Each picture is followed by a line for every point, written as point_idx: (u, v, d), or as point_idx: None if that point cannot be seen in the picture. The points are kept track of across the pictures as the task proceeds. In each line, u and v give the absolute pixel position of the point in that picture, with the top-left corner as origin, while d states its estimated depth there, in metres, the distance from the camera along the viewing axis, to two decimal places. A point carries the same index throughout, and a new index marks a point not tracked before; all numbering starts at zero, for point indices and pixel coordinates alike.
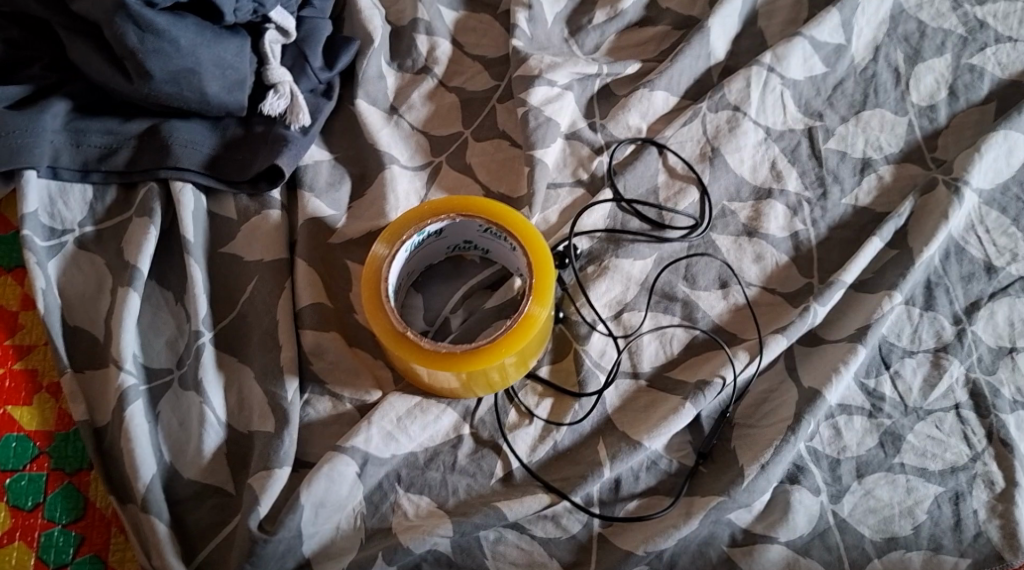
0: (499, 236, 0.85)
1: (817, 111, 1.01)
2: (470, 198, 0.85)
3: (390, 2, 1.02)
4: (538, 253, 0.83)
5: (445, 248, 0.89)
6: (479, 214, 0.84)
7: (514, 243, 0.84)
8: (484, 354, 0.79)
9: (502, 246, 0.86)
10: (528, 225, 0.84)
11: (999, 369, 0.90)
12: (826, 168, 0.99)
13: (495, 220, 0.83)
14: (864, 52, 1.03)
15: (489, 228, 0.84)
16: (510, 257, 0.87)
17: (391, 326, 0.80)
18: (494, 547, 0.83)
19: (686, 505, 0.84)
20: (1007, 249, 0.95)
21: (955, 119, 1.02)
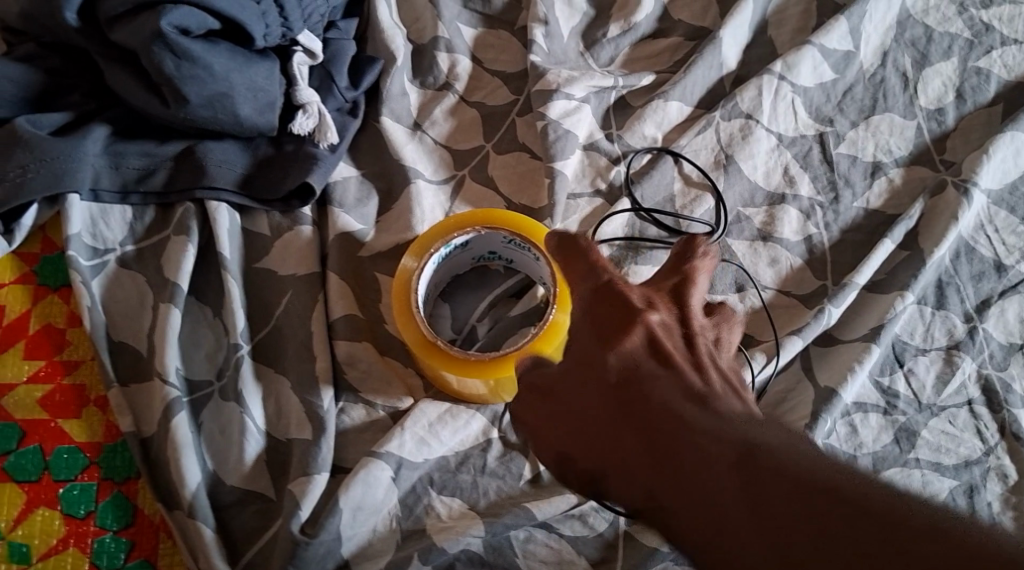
0: (521, 247, 0.88)
1: (828, 117, 1.04)
2: (493, 211, 0.88)
3: (410, 21, 1.06)
4: None
5: (470, 259, 0.92)
6: (503, 227, 0.87)
7: (537, 253, 0.87)
8: (513, 360, 0.82)
9: (523, 257, 0.89)
10: None
11: (1010, 365, 0.93)
12: (838, 173, 1.01)
13: (518, 232, 0.87)
14: (872, 57, 1.06)
15: (513, 240, 0.88)
16: (533, 267, 0.91)
17: (422, 335, 0.84)
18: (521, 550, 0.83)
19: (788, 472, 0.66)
20: (1017, 248, 0.98)
21: (962, 122, 1.04)
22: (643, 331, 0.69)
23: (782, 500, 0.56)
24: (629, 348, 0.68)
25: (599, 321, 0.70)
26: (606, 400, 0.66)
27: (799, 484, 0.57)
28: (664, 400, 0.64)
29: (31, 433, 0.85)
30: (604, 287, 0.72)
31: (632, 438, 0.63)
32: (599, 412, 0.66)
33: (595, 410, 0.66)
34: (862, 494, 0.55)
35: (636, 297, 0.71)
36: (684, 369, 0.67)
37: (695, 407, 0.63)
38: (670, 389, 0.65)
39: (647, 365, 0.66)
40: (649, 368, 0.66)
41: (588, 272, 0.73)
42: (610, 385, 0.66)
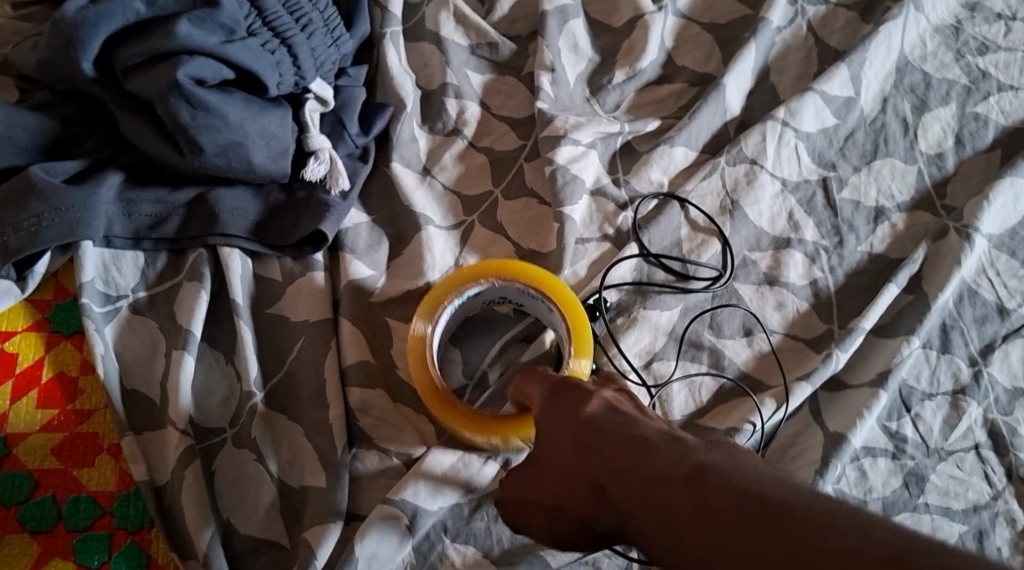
0: (532, 295, 0.89)
1: (831, 162, 1.05)
2: (506, 262, 0.89)
3: (419, 67, 1.07)
4: (574, 315, 0.87)
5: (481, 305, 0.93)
6: (516, 277, 0.88)
7: (550, 305, 0.88)
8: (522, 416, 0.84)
9: (537, 306, 0.90)
10: (563, 288, 0.88)
11: (1016, 410, 0.94)
12: (841, 218, 1.03)
13: (530, 284, 0.88)
14: (873, 103, 1.08)
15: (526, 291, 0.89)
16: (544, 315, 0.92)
17: (439, 394, 0.85)
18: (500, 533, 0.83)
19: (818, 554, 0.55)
20: (1018, 292, 0.99)
21: (962, 166, 1.06)
22: (601, 401, 0.73)
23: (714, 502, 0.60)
24: (588, 415, 0.71)
25: (561, 413, 0.73)
26: (592, 463, 0.69)
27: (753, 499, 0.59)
28: (650, 453, 0.66)
29: (45, 483, 0.85)
30: (561, 382, 0.77)
31: (603, 474, 0.67)
32: (587, 473, 0.69)
33: (569, 450, 0.71)
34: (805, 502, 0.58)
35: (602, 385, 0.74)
36: (649, 421, 0.70)
37: (675, 453, 0.65)
38: (643, 435, 0.68)
39: (611, 425, 0.70)
40: (625, 427, 0.69)
41: (547, 384, 0.78)
42: (598, 451, 0.68)
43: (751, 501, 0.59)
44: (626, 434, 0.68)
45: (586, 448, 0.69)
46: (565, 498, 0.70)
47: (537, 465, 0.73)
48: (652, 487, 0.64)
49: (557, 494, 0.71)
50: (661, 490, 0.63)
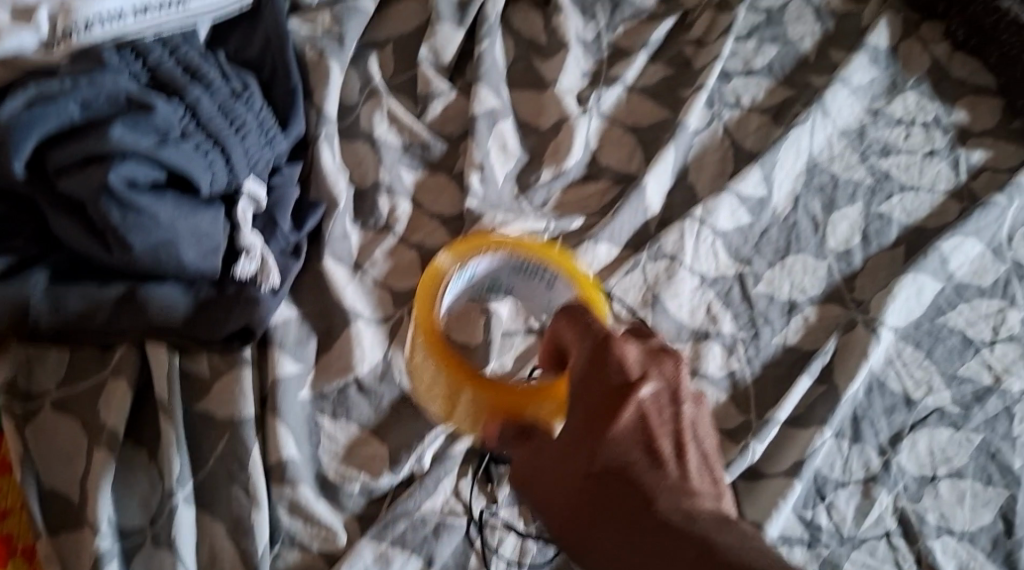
0: (515, 372, 0.91)
1: (746, 258, 1.10)
2: (519, 241, 0.97)
3: (351, 163, 1.09)
4: (584, 292, 0.95)
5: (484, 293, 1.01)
6: (496, 388, 0.89)
7: (553, 277, 0.96)
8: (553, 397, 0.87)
9: (521, 377, 0.92)
10: (567, 261, 0.97)
11: (923, 497, 0.98)
12: (757, 311, 1.07)
13: (536, 256, 0.96)
14: (784, 203, 1.14)
15: (528, 265, 0.96)
16: (539, 296, 0.99)
17: (435, 329, 0.92)
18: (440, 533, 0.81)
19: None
20: (923, 382, 1.04)
21: (869, 263, 1.12)
22: (634, 408, 0.77)
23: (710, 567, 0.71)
24: (618, 441, 0.76)
25: (594, 402, 0.78)
26: (621, 524, 0.74)
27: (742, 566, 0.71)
28: (665, 518, 0.74)
29: None
30: (600, 343, 0.80)
31: (613, 536, 0.75)
32: (598, 526, 0.75)
33: (590, 506, 0.76)
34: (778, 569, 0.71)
35: (633, 366, 0.79)
36: (672, 466, 0.77)
37: (690, 525, 0.74)
38: (665, 495, 0.75)
39: (640, 462, 0.76)
40: (644, 485, 0.75)
41: (585, 352, 0.80)
42: (624, 516, 0.75)
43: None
44: (648, 487, 0.75)
45: (617, 506, 0.75)
46: (590, 554, 0.76)
47: (550, 488, 0.77)
48: (668, 560, 0.72)
49: (585, 548, 0.76)
50: (671, 556, 0.72)
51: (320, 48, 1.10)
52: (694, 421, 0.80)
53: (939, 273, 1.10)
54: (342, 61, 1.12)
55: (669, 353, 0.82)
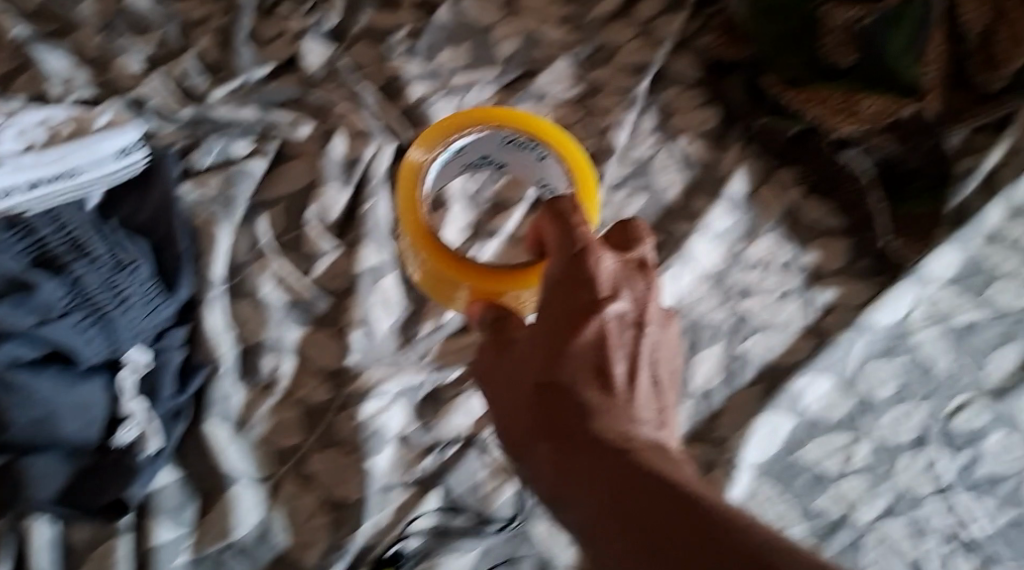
0: (524, 145, 0.97)
1: (712, 288, 1.08)
2: (489, 112, 0.96)
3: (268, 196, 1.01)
4: (579, 173, 0.95)
5: (463, 166, 1.00)
6: (504, 127, 0.95)
7: (545, 152, 0.96)
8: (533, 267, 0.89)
9: (526, 157, 0.98)
10: (566, 141, 0.96)
11: (882, 490, 0.98)
12: (728, 341, 1.05)
13: (526, 130, 0.96)
14: (745, 234, 1.12)
15: (515, 139, 0.96)
16: (529, 165, 1.00)
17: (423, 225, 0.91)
18: (371, 438, 0.88)
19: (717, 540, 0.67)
20: (888, 383, 1.03)
21: (843, 291, 1.09)
22: (599, 325, 0.76)
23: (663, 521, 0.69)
24: (581, 355, 0.76)
25: (567, 305, 0.77)
26: (547, 425, 0.75)
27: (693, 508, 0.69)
28: (602, 433, 0.74)
29: None
30: (573, 257, 0.78)
31: (548, 444, 0.75)
32: (537, 429, 0.76)
33: (538, 431, 0.76)
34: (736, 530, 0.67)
35: (604, 284, 0.77)
36: (624, 393, 0.76)
37: (624, 446, 0.73)
38: (605, 417, 0.75)
39: (579, 408, 0.75)
40: (594, 405, 0.75)
41: (559, 258, 0.79)
42: (544, 400, 0.76)
43: (673, 531, 0.68)
44: (590, 407, 0.75)
45: (537, 374, 0.76)
46: (506, 419, 0.78)
47: (504, 359, 0.79)
48: (584, 461, 0.73)
49: (502, 413, 0.79)
50: (593, 458, 0.73)
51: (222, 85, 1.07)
52: (652, 345, 0.78)
53: (915, 285, 1.07)
54: (262, 103, 1.06)
55: (644, 269, 0.80)
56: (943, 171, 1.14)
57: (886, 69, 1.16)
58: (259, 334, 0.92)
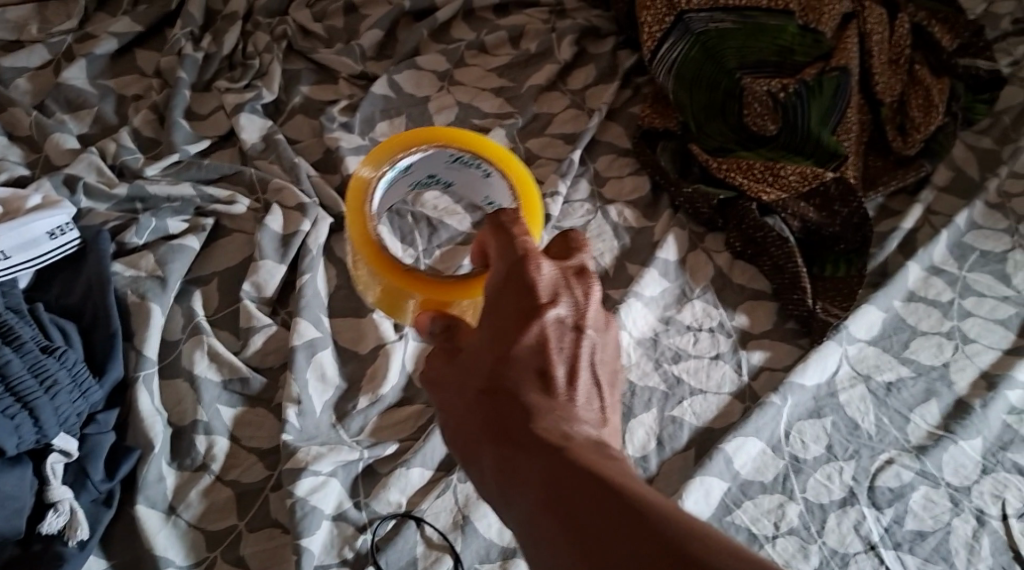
0: (469, 163, 0.92)
1: (647, 353, 1.10)
2: (437, 130, 0.92)
3: (204, 273, 1.02)
4: (525, 192, 0.92)
5: (409, 186, 0.97)
6: (447, 145, 0.91)
7: (488, 168, 0.92)
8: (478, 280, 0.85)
9: (472, 174, 0.94)
10: (513, 162, 0.92)
11: (814, 551, 0.99)
12: (663, 406, 1.07)
13: (468, 148, 0.91)
14: (676, 300, 1.15)
15: (460, 157, 0.92)
16: (475, 184, 0.95)
17: (371, 236, 0.88)
18: (304, 519, 0.87)
19: (645, 533, 0.63)
20: (814, 445, 1.05)
21: (770, 353, 1.12)
22: (539, 330, 0.74)
23: (593, 519, 0.65)
24: (523, 359, 0.73)
25: (510, 310, 0.75)
26: (489, 429, 0.73)
27: (624, 501, 0.65)
28: (541, 433, 0.71)
29: None
30: (515, 263, 0.76)
31: (493, 449, 0.72)
32: (479, 433, 0.74)
33: (483, 434, 0.73)
34: (665, 522, 0.63)
35: (543, 288, 0.75)
36: (566, 394, 0.73)
37: (561, 443, 0.70)
38: (546, 417, 0.72)
39: (522, 412, 0.72)
40: (535, 407, 0.72)
41: (503, 264, 0.77)
42: (487, 403, 0.74)
43: (604, 523, 0.64)
44: (532, 409, 0.72)
45: (482, 378, 0.74)
46: (450, 428, 0.76)
47: (449, 364, 0.77)
48: (521, 460, 0.70)
49: (447, 421, 0.76)
50: (530, 459, 0.70)
51: (157, 164, 1.08)
52: (594, 349, 0.75)
53: (838, 346, 1.11)
54: (199, 180, 1.09)
55: (587, 274, 0.77)
56: (866, 233, 1.17)
57: (804, 137, 1.22)
58: (193, 414, 0.92)
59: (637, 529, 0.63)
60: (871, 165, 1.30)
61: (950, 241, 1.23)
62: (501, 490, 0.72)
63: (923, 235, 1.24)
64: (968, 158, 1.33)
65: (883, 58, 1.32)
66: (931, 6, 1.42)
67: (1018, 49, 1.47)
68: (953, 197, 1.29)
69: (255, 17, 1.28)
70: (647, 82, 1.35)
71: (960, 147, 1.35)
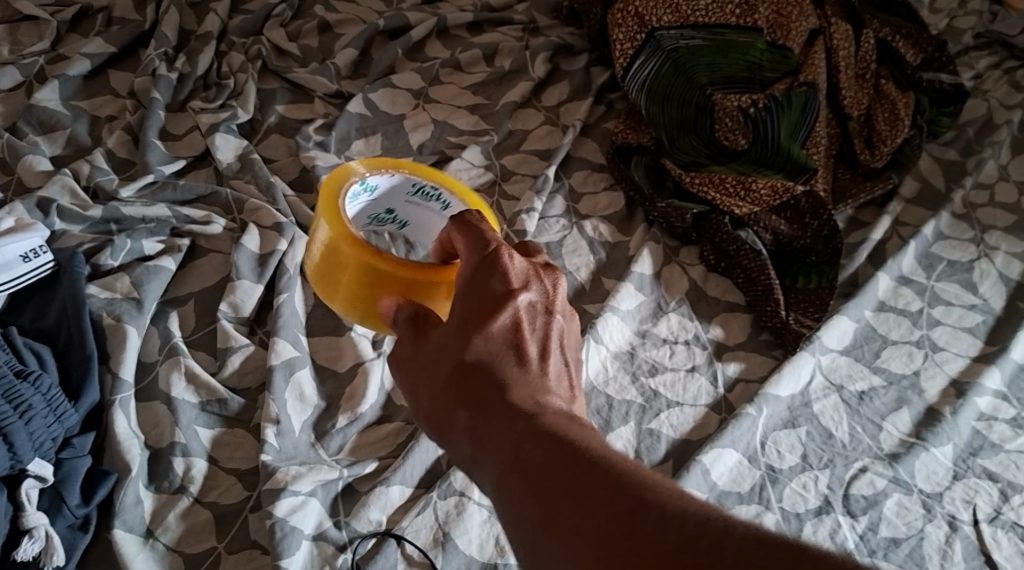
0: (430, 195, 0.94)
1: (624, 366, 1.11)
2: (402, 162, 0.95)
3: (180, 295, 1.02)
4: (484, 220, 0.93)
5: (366, 220, 0.96)
6: (412, 173, 0.93)
7: (449, 198, 0.94)
8: (446, 281, 0.86)
9: (429, 210, 0.96)
10: (471, 195, 0.95)
11: None
12: (641, 417, 1.07)
13: (431, 177, 0.94)
14: (650, 313, 1.16)
15: (421, 187, 0.94)
16: (429, 222, 0.97)
17: (344, 229, 0.88)
18: (284, 539, 0.87)
19: (624, 493, 0.64)
20: (788, 454, 1.06)
21: (745, 364, 1.14)
22: (512, 314, 0.75)
23: (569, 482, 0.66)
24: (493, 336, 0.74)
25: (479, 297, 0.76)
26: (458, 397, 0.74)
27: (601, 463, 0.66)
28: (517, 402, 0.72)
29: None
30: (485, 251, 0.77)
31: (468, 416, 0.73)
32: (448, 402, 0.74)
33: (457, 404, 0.74)
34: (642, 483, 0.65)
35: (513, 275, 0.76)
36: (537, 366, 0.74)
37: (536, 413, 0.71)
38: (521, 388, 0.73)
39: (498, 383, 0.73)
40: (505, 378, 0.73)
41: (472, 255, 0.78)
42: (457, 374, 0.74)
43: (573, 478, 0.66)
44: (507, 381, 0.73)
45: (452, 352, 0.75)
46: (419, 398, 0.76)
47: (420, 343, 0.77)
48: (492, 426, 0.72)
49: (415, 392, 0.77)
50: (501, 425, 0.71)
51: (131, 184, 1.08)
52: (563, 333, 0.77)
53: (811, 355, 1.12)
54: (173, 201, 1.09)
55: (551, 269, 0.80)
56: (836, 245, 1.19)
57: (774, 151, 1.24)
58: (170, 436, 0.92)
59: (615, 489, 0.65)
60: (840, 178, 1.33)
61: (918, 251, 1.25)
62: (476, 456, 0.72)
63: (891, 246, 1.27)
64: (934, 169, 1.36)
65: (849, 73, 1.34)
66: (895, 22, 1.45)
67: (979, 63, 1.52)
68: (920, 208, 1.32)
69: (229, 37, 1.28)
70: (620, 98, 1.38)
71: (926, 158, 1.38)
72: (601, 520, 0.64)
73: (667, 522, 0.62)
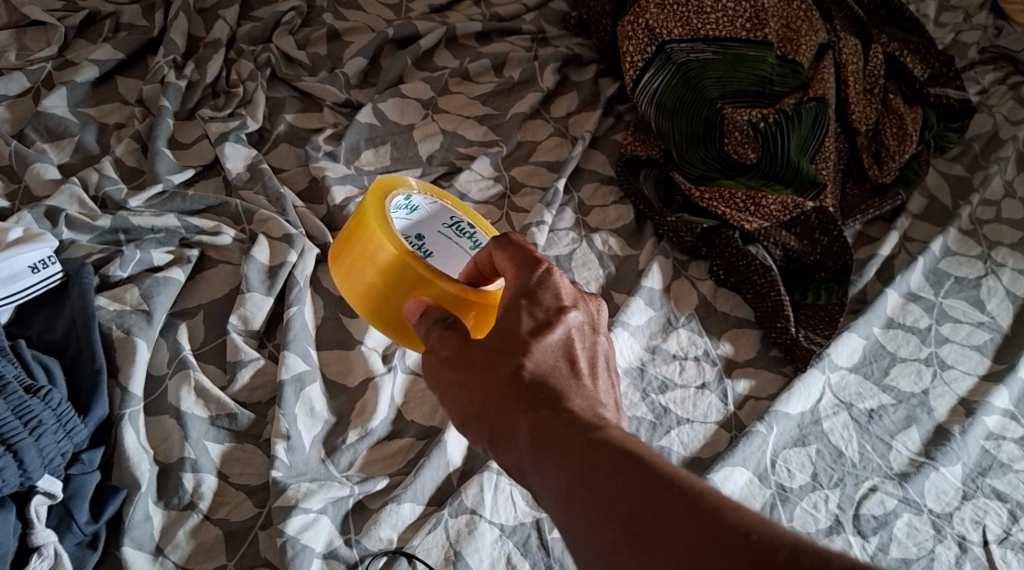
0: (464, 231, 0.93)
1: (633, 381, 1.10)
2: (444, 194, 0.95)
3: (188, 309, 1.01)
4: None
5: None
6: (452, 207, 0.94)
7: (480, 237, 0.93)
8: (478, 306, 0.86)
9: (458, 247, 0.93)
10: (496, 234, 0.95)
11: None
12: (650, 432, 1.07)
13: (467, 214, 0.94)
14: (659, 327, 1.15)
15: (457, 222, 0.93)
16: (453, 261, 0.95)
17: (391, 230, 0.87)
18: (295, 558, 0.86)
19: (705, 513, 0.62)
20: (800, 474, 1.05)
21: (754, 381, 1.13)
22: (564, 330, 0.75)
23: (643, 497, 0.64)
24: (548, 348, 0.74)
25: (534, 311, 0.76)
26: (506, 401, 0.71)
27: (675, 480, 0.64)
28: (576, 411, 0.70)
29: None
30: (538, 272, 0.78)
31: (526, 418, 0.70)
32: (498, 408, 0.71)
33: (510, 408, 0.71)
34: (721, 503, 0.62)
35: (565, 293, 0.77)
36: (588, 380, 0.73)
37: (597, 422, 0.69)
38: (577, 397, 0.71)
39: (553, 392, 0.71)
40: (558, 388, 0.71)
41: (523, 270, 0.78)
42: (508, 378, 0.72)
43: (649, 497, 0.64)
44: (562, 390, 0.71)
45: (503, 358, 0.73)
46: (460, 401, 0.73)
47: (461, 345, 0.76)
48: (548, 434, 0.69)
49: (456, 396, 0.74)
50: (562, 429, 0.68)
51: (137, 193, 1.07)
52: (606, 354, 0.77)
53: (821, 373, 1.12)
54: (180, 211, 1.09)
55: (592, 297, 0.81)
56: (847, 261, 1.19)
57: (784, 166, 1.24)
58: (179, 452, 0.91)
59: (693, 508, 0.62)
60: (849, 193, 1.32)
61: (926, 268, 1.25)
62: (532, 460, 0.69)
63: (900, 262, 1.26)
64: (940, 184, 1.36)
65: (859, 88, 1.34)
66: (904, 37, 1.44)
67: (985, 78, 1.51)
68: (928, 224, 1.32)
69: (237, 45, 1.28)
70: (629, 109, 1.38)
71: (932, 173, 1.38)
72: (683, 540, 0.61)
73: (756, 548, 0.60)
